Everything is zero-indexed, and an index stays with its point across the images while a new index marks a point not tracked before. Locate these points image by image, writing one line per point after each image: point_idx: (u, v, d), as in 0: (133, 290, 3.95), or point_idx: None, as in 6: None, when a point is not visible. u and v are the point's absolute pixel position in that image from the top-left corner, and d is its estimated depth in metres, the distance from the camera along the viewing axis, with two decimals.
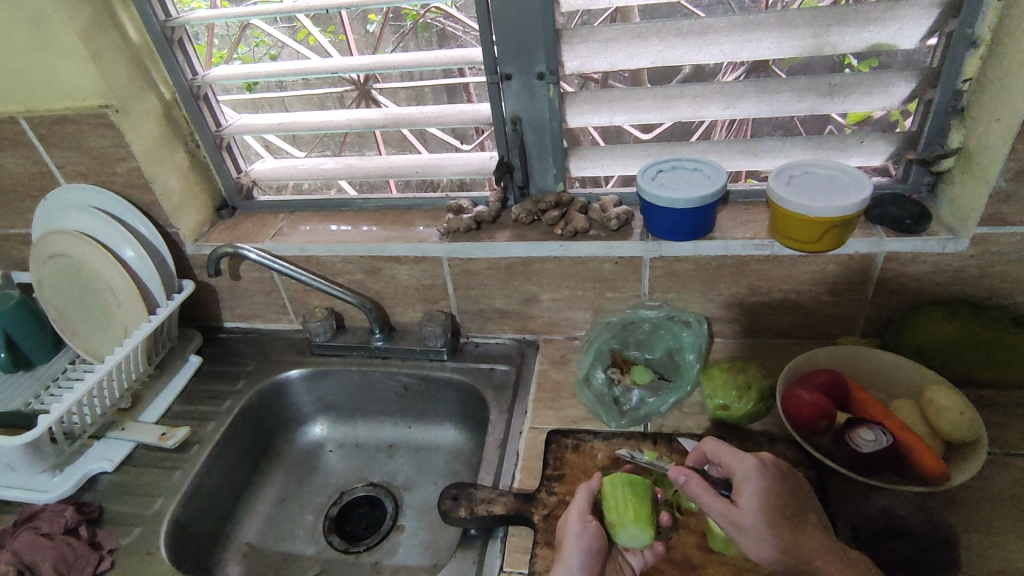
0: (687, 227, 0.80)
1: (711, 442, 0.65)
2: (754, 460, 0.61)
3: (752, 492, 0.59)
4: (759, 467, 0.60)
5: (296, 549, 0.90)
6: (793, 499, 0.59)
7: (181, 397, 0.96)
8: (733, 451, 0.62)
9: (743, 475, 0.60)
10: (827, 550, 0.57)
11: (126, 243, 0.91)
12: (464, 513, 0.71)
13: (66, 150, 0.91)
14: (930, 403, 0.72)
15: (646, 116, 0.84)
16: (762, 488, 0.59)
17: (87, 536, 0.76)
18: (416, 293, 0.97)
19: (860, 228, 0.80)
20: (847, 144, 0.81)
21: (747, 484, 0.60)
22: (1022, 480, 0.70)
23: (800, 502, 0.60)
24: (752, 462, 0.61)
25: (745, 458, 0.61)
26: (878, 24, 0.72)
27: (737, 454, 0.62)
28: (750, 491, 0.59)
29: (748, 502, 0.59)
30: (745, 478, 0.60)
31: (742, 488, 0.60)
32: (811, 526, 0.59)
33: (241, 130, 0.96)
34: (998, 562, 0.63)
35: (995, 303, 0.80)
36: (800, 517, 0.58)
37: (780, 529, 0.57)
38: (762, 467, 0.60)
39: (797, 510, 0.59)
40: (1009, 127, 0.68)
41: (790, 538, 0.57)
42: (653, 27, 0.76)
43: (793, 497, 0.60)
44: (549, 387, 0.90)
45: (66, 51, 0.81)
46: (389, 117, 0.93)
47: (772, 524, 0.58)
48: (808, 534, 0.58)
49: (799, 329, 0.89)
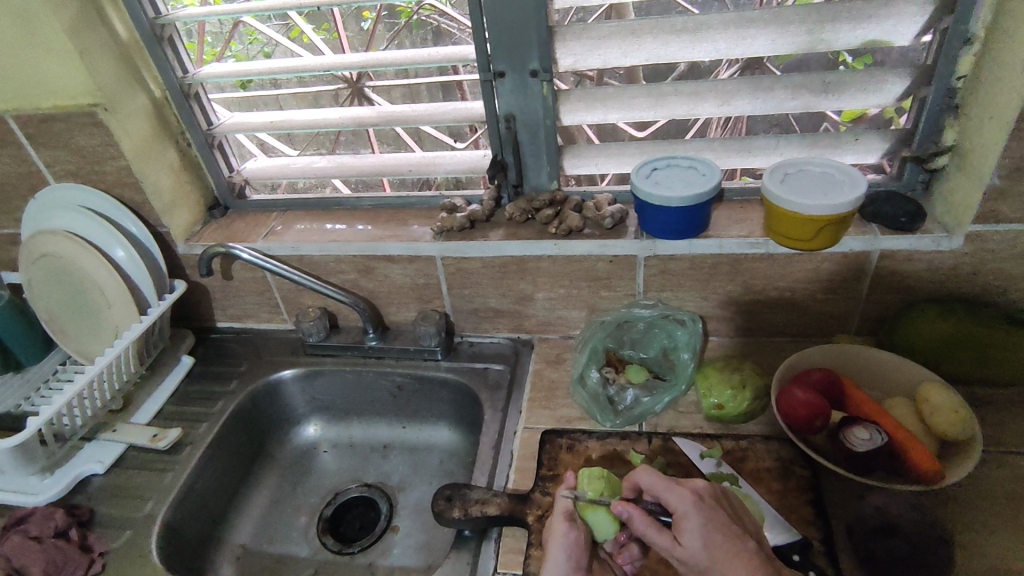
0: (681, 226, 0.80)
1: (644, 472, 0.62)
2: (690, 495, 0.59)
3: (692, 529, 0.57)
4: (695, 501, 0.58)
5: (289, 550, 0.89)
6: (735, 528, 0.58)
7: (173, 398, 0.95)
8: (667, 484, 0.60)
9: (682, 510, 0.58)
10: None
11: (116, 243, 0.91)
12: (458, 514, 0.71)
13: (55, 149, 0.90)
14: (926, 402, 0.72)
15: (640, 114, 0.83)
16: (701, 523, 0.57)
17: (77, 539, 0.75)
18: (410, 292, 0.96)
19: (855, 227, 0.80)
20: (841, 142, 0.81)
21: (687, 520, 0.57)
22: (1017, 478, 0.70)
23: (740, 529, 0.58)
24: (688, 497, 0.59)
25: (681, 493, 0.59)
26: (872, 21, 0.71)
27: (671, 488, 0.60)
28: (690, 528, 0.57)
29: (691, 540, 0.57)
30: (683, 515, 0.58)
31: (681, 525, 0.58)
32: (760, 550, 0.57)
33: (232, 128, 0.95)
34: (993, 561, 0.63)
35: (990, 301, 0.80)
36: (744, 546, 0.57)
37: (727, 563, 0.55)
38: (699, 502, 0.58)
39: (741, 539, 0.57)
40: (1002, 124, 0.68)
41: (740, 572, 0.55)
42: (646, 24, 0.76)
43: (735, 526, 0.58)
44: (543, 386, 0.89)
45: (54, 49, 0.80)
46: (381, 115, 0.92)
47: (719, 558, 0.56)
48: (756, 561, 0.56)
49: (794, 327, 0.89)
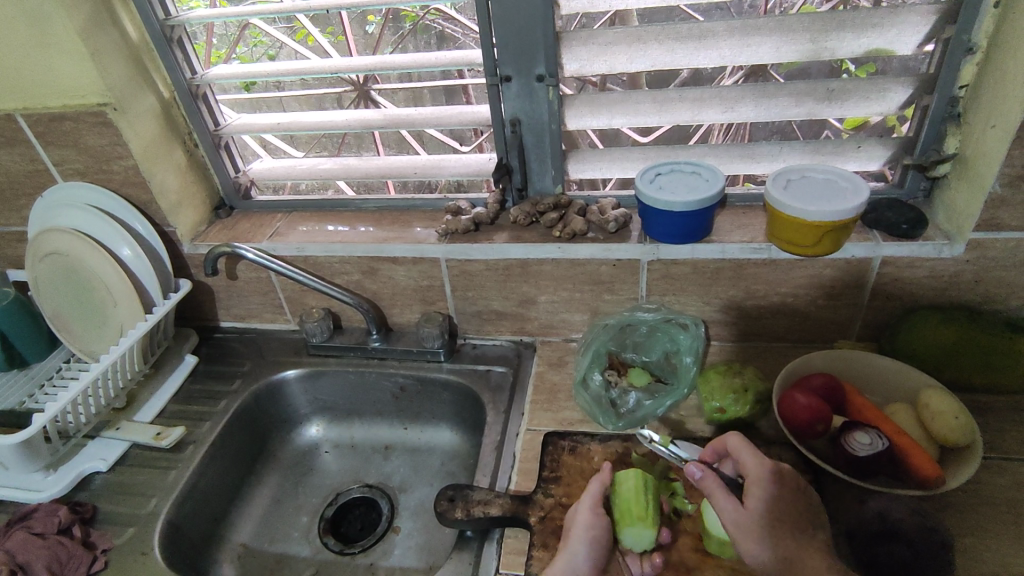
0: (684, 230, 0.80)
1: (734, 437, 0.65)
2: (772, 466, 0.62)
3: (760, 496, 0.60)
4: (774, 473, 0.61)
5: (291, 549, 0.89)
6: (800, 511, 0.60)
7: (176, 397, 0.96)
8: (752, 452, 0.63)
9: (756, 477, 0.62)
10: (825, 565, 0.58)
11: (122, 242, 0.91)
12: (460, 515, 0.71)
13: (63, 148, 0.90)
14: (926, 407, 0.72)
15: (645, 119, 0.84)
16: (770, 496, 0.60)
17: (80, 536, 0.75)
18: (414, 294, 0.97)
19: (856, 233, 0.81)
20: (844, 149, 0.82)
21: (758, 486, 0.61)
22: (1017, 484, 0.70)
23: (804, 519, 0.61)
24: (767, 468, 0.62)
25: (763, 462, 0.62)
26: (876, 30, 0.72)
27: (758, 456, 0.63)
28: (758, 494, 0.61)
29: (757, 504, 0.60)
30: (757, 482, 0.61)
31: (751, 489, 0.61)
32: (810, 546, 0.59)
33: (239, 129, 0.96)
34: (992, 567, 0.63)
35: (990, 308, 0.81)
36: (801, 527, 0.59)
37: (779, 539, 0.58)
38: (777, 476, 0.61)
39: (802, 523, 0.60)
40: (1004, 134, 0.69)
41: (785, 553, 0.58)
42: (652, 31, 0.76)
43: (799, 511, 0.61)
44: (546, 389, 0.90)
45: (65, 49, 0.81)
46: (387, 117, 0.92)
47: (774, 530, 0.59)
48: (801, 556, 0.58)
49: (795, 332, 0.89)
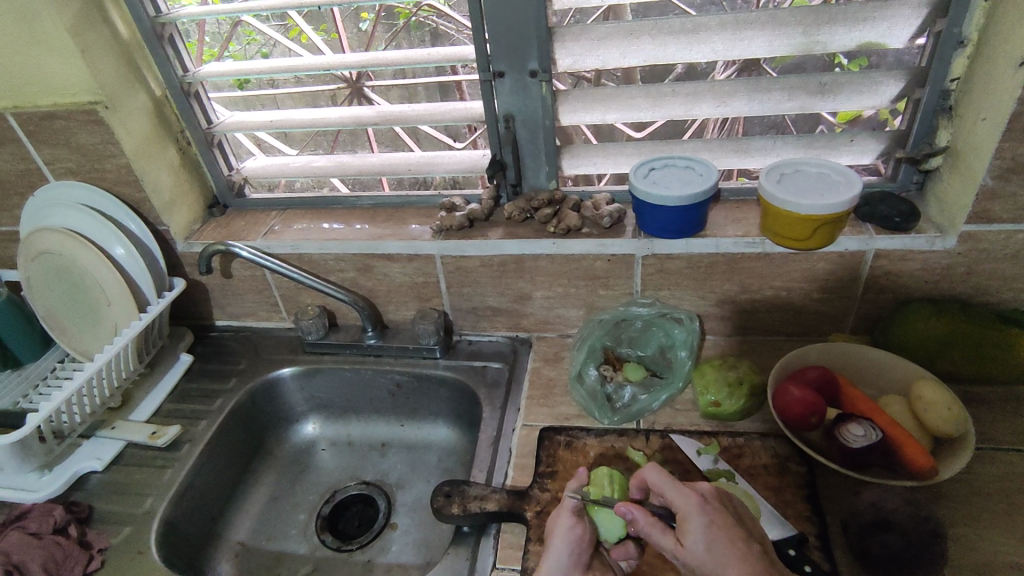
0: (678, 225, 0.81)
1: (650, 471, 0.62)
2: (696, 494, 0.59)
3: (696, 529, 0.57)
4: (700, 500, 0.58)
5: (288, 547, 0.89)
6: (737, 530, 0.58)
7: (171, 396, 0.96)
8: (673, 483, 0.61)
9: (685, 511, 0.58)
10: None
11: (115, 240, 0.91)
12: (457, 511, 0.71)
13: (55, 147, 0.90)
14: (919, 399, 0.73)
15: (638, 114, 0.84)
16: (705, 524, 0.57)
17: (77, 536, 0.75)
18: (410, 291, 0.97)
19: (850, 227, 0.81)
20: (837, 143, 0.82)
21: (690, 520, 0.57)
22: (1009, 474, 0.71)
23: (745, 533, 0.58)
24: (693, 498, 0.59)
25: (687, 492, 0.59)
26: (867, 23, 0.72)
27: (679, 488, 0.60)
28: (693, 528, 0.57)
29: (695, 540, 0.56)
30: (687, 515, 0.58)
31: (683, 525, 0.58)
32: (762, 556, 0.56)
33: (232, 127, 0.96)
34: (986, 556, 0.64)
35: (982, 301, 0.81)
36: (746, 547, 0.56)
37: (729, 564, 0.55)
38: (704, 503, 0.59)
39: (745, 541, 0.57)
40: (994, 126, 0.69)
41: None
42: (644, 25, 0.76)
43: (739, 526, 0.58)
44: (542, 384, 0.90)
45: (55, 47, 0.81)
46: (381, 114, 0.92)
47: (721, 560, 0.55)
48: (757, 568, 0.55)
49: (790, 326, 0.90)
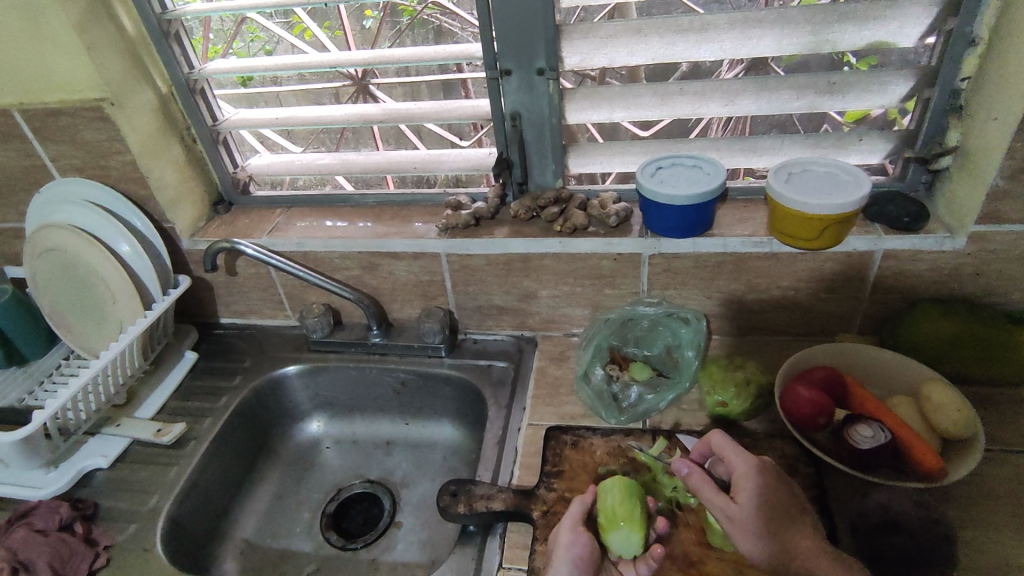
0: (686, 224, 0.80)
1: (717, 436, 0.66)
2: (756, 460, 0.62)
3: (750, 489, 0.60)
4: (760, 465, 0.61)
5: (293, 545, 0.89)
6: (789, 502, 0.60)
7: (176, 393, 0.96)
8: (737, 448, 0.64)
9: (743, 471, 0.62)
10: (813, 550, 0.58)
11: (121, 237, 0.91)
12: (463, 510, 0.71)
13: (61, 144, 0.90)
14: (928, 400, 0.72)
15: (646, 113, 0.84)
16: (760, 486, 0.60)
17: (82, 533, 0.75)
18: (414, 289, 0.96)
19: (858, 227, 0.81)
20: (845, 143, 0.82)
21: (746, 480, 0.61)
22: (1018, 476, 0.70)
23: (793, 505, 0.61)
24: (753, 462, 0.62)
25: (749, 457, 0.62)
26: (878, 22, 0.72)
27: (741, 452, 0.63)
28: (747, 488, 0.60)
29: (747, 498, 0.60)
30: (745, 475, 0.61)
31: (740, 484, 0.61)
32: (804, 527, 0.59)
33: (238, 125, 0.95)
34: (994, 559, 0.63)
35: (991, 301, 0.81)
36: (791, 519, 0.59)
37: (774, 527, 0.58)
38: (762, 466, 0.62)
39: (791, 516, 0.60)
40: (1006, 126, 0.69)
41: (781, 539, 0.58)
42: (652, 23, 0.76)
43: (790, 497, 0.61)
44: (547, 383, 0.89)
45: (61, 43, 0.80)
46: (386, 111, 0.92)
47: (767, 520, 0.58)
48: (798, 537, 0.58)
49: (797, 326, 0.89)
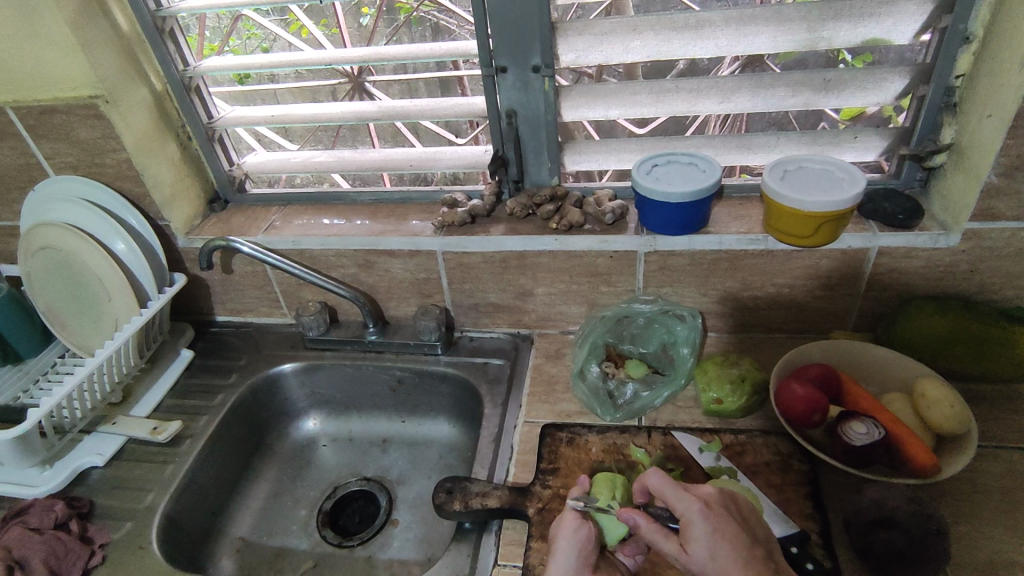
0: (681, 221, 0.80)
1: (653, 477, 0.60)
2: (698, 502, 0.58)
3: (700, 536, 0.56)
4: (704, 508, 0.57)
5: (289, 543, 0.89)
6: (741, 533, 0.57)
7: (172, 392, 0.96)
8: (676, 489, 0.59)
9: (689, 517, 0.58)
10: None
11: (116, 235, 0.91)
12: (458, 507, 0.71)
13: (56, 141, 0.90)
14: (922, 397, 0.73)
15: (641, 110, 0.84)
16: (709, 531, 0.56)
17: (78, 531, 0.75)
18: (411, 287, 0.96)
19: (853, 224, 0.81)
20: (841, 140, 0.82)
21: (694, 527, 0.57)
22: (1012, 472, 0.71)
23: (748, 537, 0.58)
24: (697, 505, 0.58)
25: (690, 500, 0.58)
26: (872, 19, 0.72)
27: (681, 494, 0.59)
28: (697, 535, 0.57)
29: (697, 548, 0.56)
30: (691, 522, 0.57)
31: (688, 531, 0.57)
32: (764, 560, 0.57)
33: (233, 122, 0.95)
34: (987, 554, 0.64)
35: (985, 298, 0.81)
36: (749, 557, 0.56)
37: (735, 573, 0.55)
38: (707, 509, 0.58)
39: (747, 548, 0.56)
40: (1000, 123, 0.69)
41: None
42: (648, 21, 0.76)
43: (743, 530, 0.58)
44: (543, 381, 0.90)
45: (56, 41, 0.80)
46: (382, 109, 0.92)
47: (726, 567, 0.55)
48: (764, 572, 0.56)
49: (792, 323, 0.90)
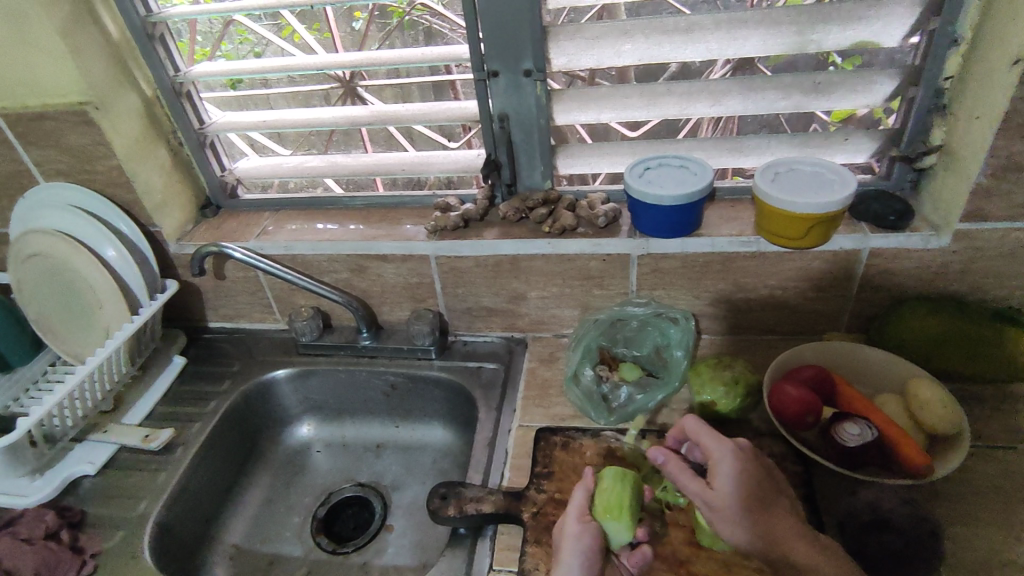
0: (674, 224, 0.80)
1: (692, 421, 0.64)
2: (731, 443, 0.61)
3: (727, 473, 0.59)
4: (736, 449, 0.60)
5: (283, 550, 0.89)
6: (767, 482, 0.60)
7: (164, 399, 0.95)
8: (710, 432, 0.63)
9: (720, 456, 0.60)
10: (796, 534, 0.58)
11: (107, 242, 0.90)
12: (453, 512, 0.71)
13: (45, 148, 0.89)
14: (914, 397, 0.73)
15: (633, 114, 0.84)
16: (738, 471, 0.59)
17: (69, 540, 0.75)
18: (404, 291, 0.96)
19: (844, 226, 0.81)
20: (831, 141, 0.82)
21: (723, 465, 0.60)
22: (1005, 472, 0.71)
23: (772, 484, 0.61)
24: (728, 447, 0.60)
25: (722, 440, 0.61)
26: (861, 22, 0.72)
27: (715, 436, 0.62)
28: (725, 473, 0.59)
29: (724, 483, 0.59)
30: (723, 461, 0.60)
31: (718, 469, 0.60)
32: (783, 508, 0.60)
33: (224, 128, 0.95)
34: (980, 554, 0.64)
35: (977, 298, 0.81)
36: (770, 502, 0.59)
37: (753, 514, 0.58)
38: (738, 451, 0.60)
39: (772, 493, 0.60)
40: (989, 124, 0.69)
41: (761, 522, 0.58)
42: (639, 24, 0.76)
43: (763, 480, 0.60)
44: (537, 385, 0.89)
45: (44, 47, 0.80)
46: (374, 114, 0.92)
47: (745, 506, 0.58)
48: (780, 519, 0.59)
49: (786, 325, 0.90)
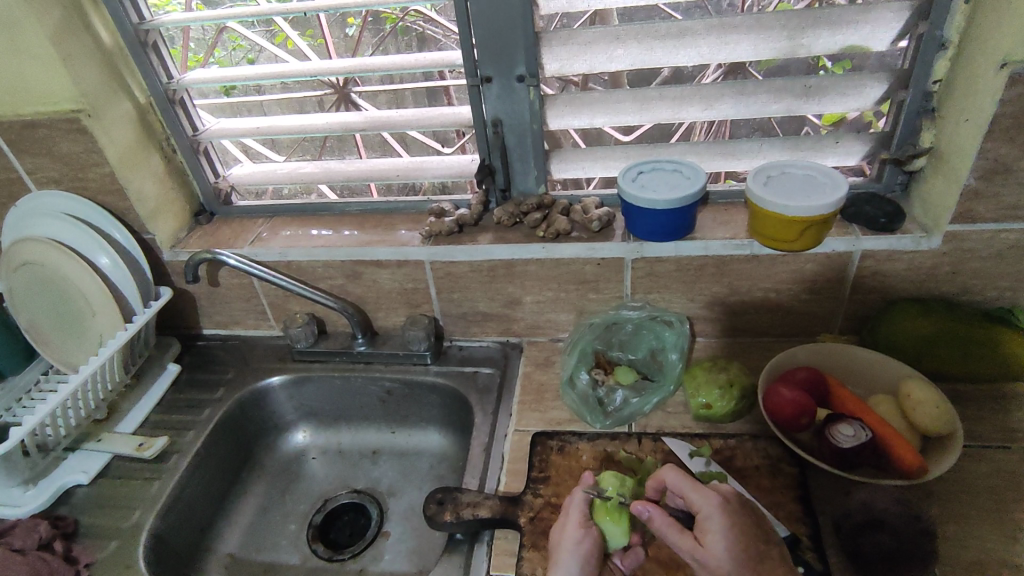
0: (668, 228, 0.81)
1: (672, 475, 0.64)
2: (718, 496, 0.62)
3: (717, 530, 0.59)
4: (722, 502, 0.61)
5: (278, 558, 0.88)
6: (758, 535, 0.60)
7: (159, 407, 0.94)
8: (694, 485, 0.63)
9: (706, 512, 0.61)
10: None
11: (100, 250, 0.90)
12: (449, 518, 0.71)
13: (38, 156, 0.89)
14: (908, 397, 0.73)
15: (626, 118, 0.84)
16: (726, 525, 0.59)
17: (63, 551, 0.74)
18: (399, 297, 0.96)
19: (836, 228, 0.82)
20: (823, 145, 0.83)
21: (711, 521, 0.60)
22: (997, 471, 0.71)
23: (761, 536, 0.60)
24: (714, 503, 0.61)
25: (708, 494, 0.62)
26: (850, 27, 0.73)
27: (701, 488, 0.63)
28: (714, 530, 0.59)
29: (715, 542, 0.58)
30: (707, 516, 0.60)
31: (705, 525, 0.60)
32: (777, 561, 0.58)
33: (218, 135, 0.95)
34: (974, 554, 0.64)
35: (968, 299, 0.82)
36: (762, 556, 0.58)
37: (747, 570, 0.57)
38: (724, 503, 0.61)
39: (760, 543, 0.59)
40: (977, 127, 0.70)
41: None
42: (631, 29, 0.77)
43: (752, 532, 0.60)
44: (533, 389, 0.89)
45: (35, 55, 0.79)
46: (368, 120, 0.92)
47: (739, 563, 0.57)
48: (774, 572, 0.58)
49: (780, 327, 0.90)
